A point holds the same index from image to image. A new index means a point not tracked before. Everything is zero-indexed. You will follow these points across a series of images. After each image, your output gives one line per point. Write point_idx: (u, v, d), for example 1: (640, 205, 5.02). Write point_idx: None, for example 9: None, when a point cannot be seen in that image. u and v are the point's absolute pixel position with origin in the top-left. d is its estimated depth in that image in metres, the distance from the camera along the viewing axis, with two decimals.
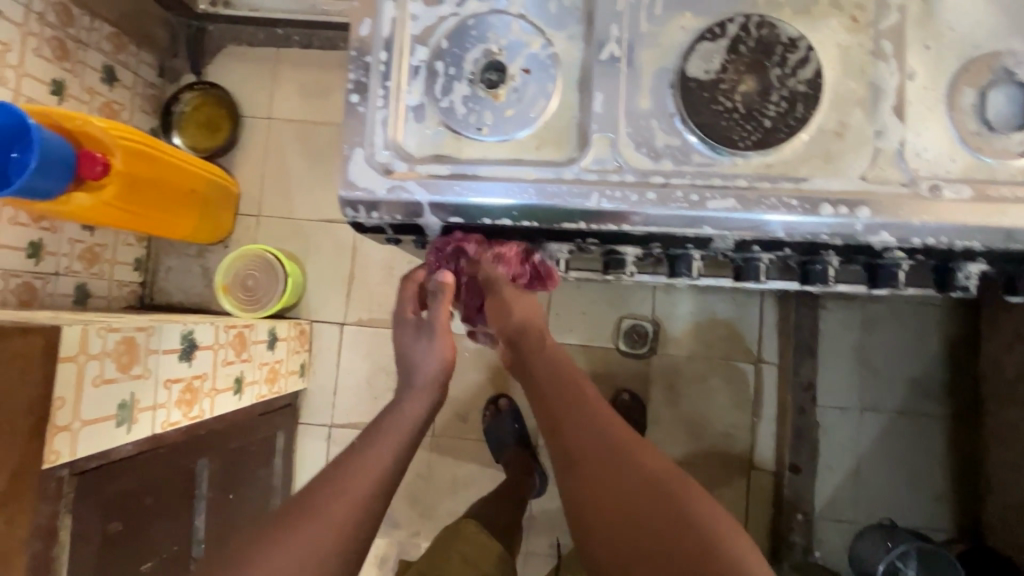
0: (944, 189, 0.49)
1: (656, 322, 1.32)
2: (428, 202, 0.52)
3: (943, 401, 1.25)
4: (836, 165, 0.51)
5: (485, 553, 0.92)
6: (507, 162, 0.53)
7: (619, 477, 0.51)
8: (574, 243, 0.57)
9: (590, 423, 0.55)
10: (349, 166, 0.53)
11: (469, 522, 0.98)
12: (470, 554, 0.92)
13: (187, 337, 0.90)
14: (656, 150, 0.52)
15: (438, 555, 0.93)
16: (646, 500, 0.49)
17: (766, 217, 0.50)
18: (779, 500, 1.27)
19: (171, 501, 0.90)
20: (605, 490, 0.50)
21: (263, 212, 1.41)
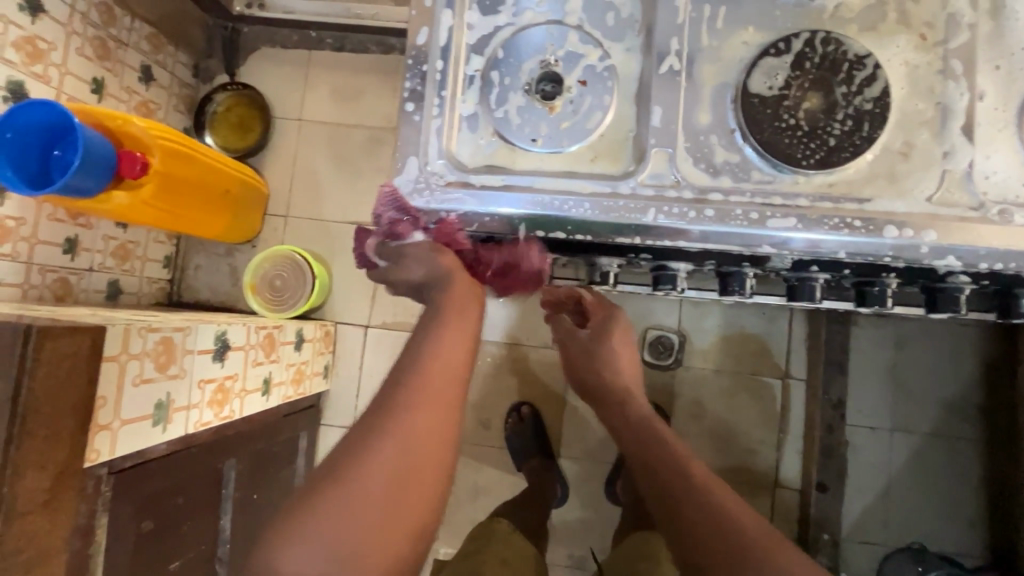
0: (1014, 214, 0.48)
1: (683, 334, 1.31)
2: (479, 212, 0.52)
3: (976, 423, 1.23)
4: (901, 186, 0.49)
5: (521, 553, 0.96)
6: (562, 174, 0.52)
7: (710, 518, 0.53)
8: (625, 258, 0.56)
9: (677, 463, 0.59)
10: (403, 175, 0.53)
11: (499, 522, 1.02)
12: (507, 553, 0.95)
13: (221, 337, 0.91)
14: (714, 166, 0.51)
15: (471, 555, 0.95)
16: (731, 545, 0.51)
17: (828, 237, 0.48)
18: (805, 520, 1.25)
19: (200, 501, 0.90)
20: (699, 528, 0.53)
21: (291, 212, 1.42)
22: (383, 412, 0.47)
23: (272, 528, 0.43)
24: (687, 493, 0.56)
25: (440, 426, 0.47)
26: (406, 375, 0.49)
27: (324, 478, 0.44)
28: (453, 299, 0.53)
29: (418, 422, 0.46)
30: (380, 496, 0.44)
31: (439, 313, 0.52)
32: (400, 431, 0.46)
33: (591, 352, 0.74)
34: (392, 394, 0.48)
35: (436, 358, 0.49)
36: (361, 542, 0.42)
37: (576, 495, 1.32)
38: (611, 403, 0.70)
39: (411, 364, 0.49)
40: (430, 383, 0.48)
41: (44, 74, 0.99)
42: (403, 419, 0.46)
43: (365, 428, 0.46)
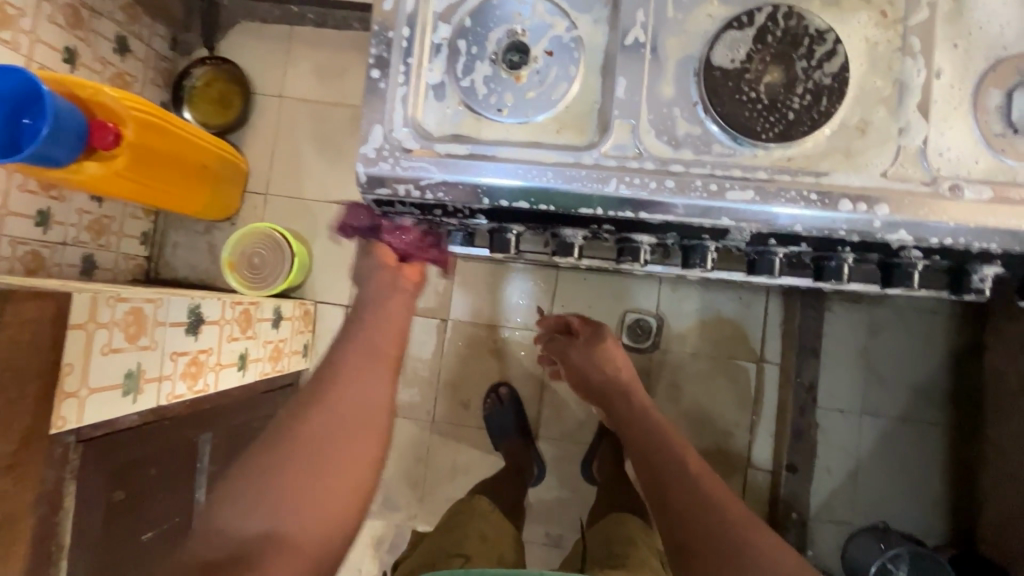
0: (965, 190, 0.49)
1: (661, 317, 1.33)
2: (444, 181, 0.52)
3: (941, 406, 1.26)
4: (857, 161, 0.50)
5: (502, 532, 0.98)
6: (526, 145, 0.52)
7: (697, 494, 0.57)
8: (589, 229, 0.56)
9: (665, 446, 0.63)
10: (368, 142, 0.52)
11: (481, 500, 1.04)
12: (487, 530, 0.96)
13: (194, 311, 0.90)
14: (677, 139, 0.51)
15: (451, 526, 0.97)
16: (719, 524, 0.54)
17: (782, 210, 0.49)
18: (775, 500, 1.27)
19: (172, 475, 0.91)
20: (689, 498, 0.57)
21: (271, 190, 1.40)
22: (316, 396, 0.59)
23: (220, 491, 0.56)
24: (679, 481, 0.59)
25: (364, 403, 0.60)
26: (333, 371, 0.61)
27: (264, 449, 0.57)
28: (383, 306, 0.65)
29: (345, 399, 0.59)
30: (316, 461, 0.56)
31: (368, 318, 0.64)
32: (329, 407, 0.58)
33: (590, 358, 0.81)
34: (321, 385, 0.60)
35: (362, 350, 0.62)
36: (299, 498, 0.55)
37: (553, 475, 1.34)
38: (615, 396, 0.75)
39: (339, 361, 0.61)
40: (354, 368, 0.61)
41: (13, 41, 0.96)
42: (330, 398, 0.59)
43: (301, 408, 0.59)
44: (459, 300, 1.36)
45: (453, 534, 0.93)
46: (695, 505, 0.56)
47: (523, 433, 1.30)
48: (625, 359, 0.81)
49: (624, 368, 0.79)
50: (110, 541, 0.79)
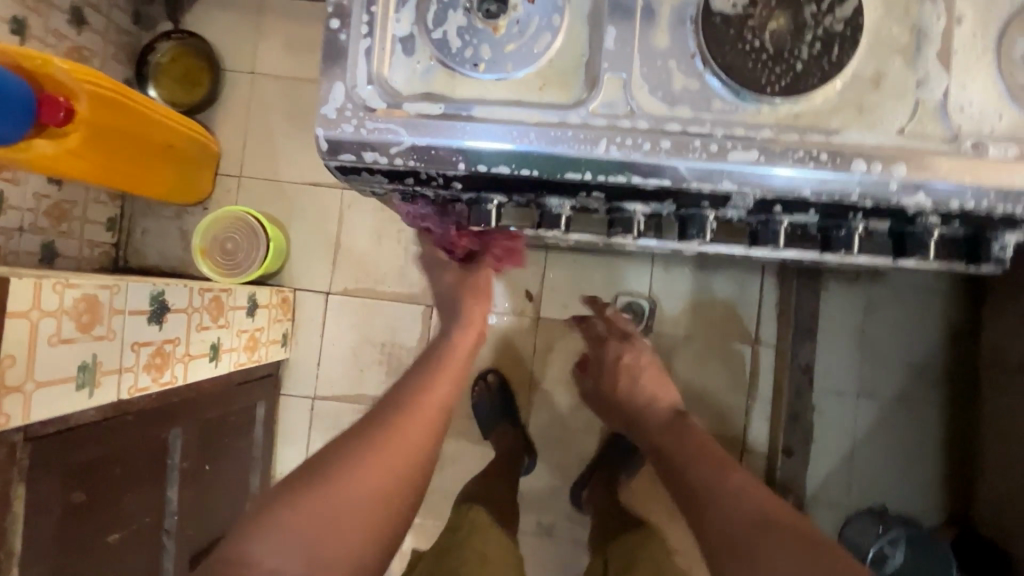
0: (989, 147, 0.45)
1: (654, 300, 1.29)
2: (414, 146, 0.46)
3: (940, 386, 1.24)
4: (871, 117, 0.45)
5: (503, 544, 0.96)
6: (506, 103, 0.47)
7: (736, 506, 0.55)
8: (576, 199, 0.51)
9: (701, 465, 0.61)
10: (328, 102, 0.47)
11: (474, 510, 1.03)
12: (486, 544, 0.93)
13: (157, 298, 0.84)
14: (673, 95, 0.46)
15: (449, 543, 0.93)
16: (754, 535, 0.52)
17: (790, 171, 0.45)
18: (771, 484, 1.25)
19: (139, 473, 0.86)
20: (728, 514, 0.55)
21: (245, 172, 1.34)
22: (362, 437, 0.61)
23: (249, 517, 0.56)
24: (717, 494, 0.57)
25: (411, 462, 0.61)
26: (388, 417, 0.63)
27: (300, 480, 0.57)
28: (446, 354, 0.74)
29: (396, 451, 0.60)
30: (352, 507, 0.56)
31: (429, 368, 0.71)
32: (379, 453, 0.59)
33: (634, 382, 0.80)
34: (372, 427, 0.62)
35: (419, 405, 0.64)
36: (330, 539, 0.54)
37: (545, 464, 1.30)
38: (642, 412, 0.76)
39: (392, 409, 0.64)
40: (406, 421, 0.63)
41: None
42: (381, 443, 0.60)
43: (343, 446, 0.60)
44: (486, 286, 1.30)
45: (455, 556, 0.89)
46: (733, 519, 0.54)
47: (511, 421, 1.27)
48: (657, 377, 0.81)
49: (661, 392, 0.79)
50: (70, 546, 0.74)
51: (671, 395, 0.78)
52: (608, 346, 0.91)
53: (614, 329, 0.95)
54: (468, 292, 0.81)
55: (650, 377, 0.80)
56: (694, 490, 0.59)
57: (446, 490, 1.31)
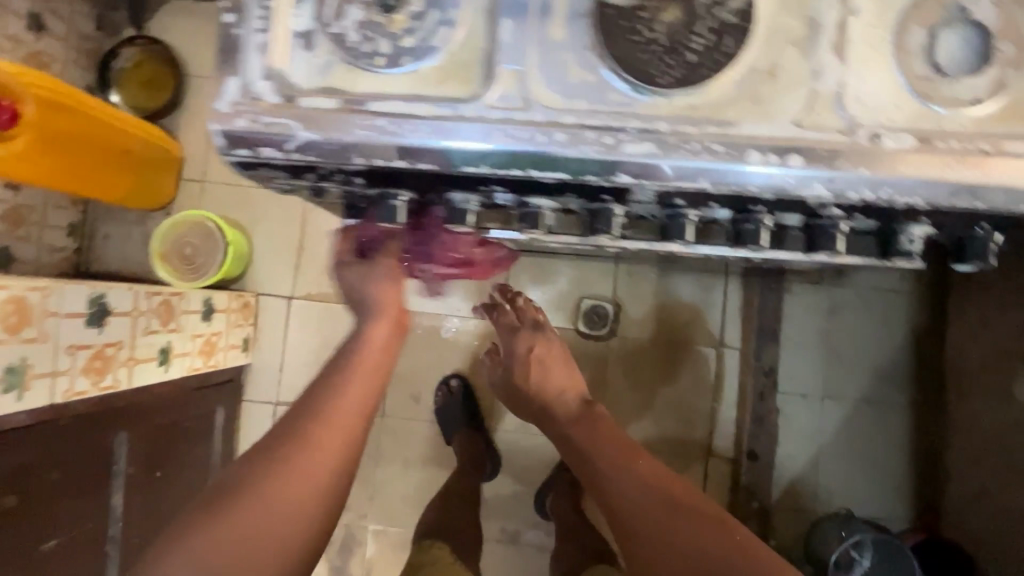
0: (884, 138, 0.45)
1: (618, 303, 1.28)
2: (309, 140, 0.46)
3: (906, 388, 1.23)
4: (767, 108, 0.45)
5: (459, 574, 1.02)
6: (404, 97, 0.47)
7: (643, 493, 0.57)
8: (480, 193, 0.50)
9: (612, 453, 0.61)
10: (221, 97, 0.46)
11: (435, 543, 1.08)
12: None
13: (97, 301, 0.84)
14: (568, 87, 0.46)
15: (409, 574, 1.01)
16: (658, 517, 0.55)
17: (686, 164, 0.44)
18: (736, 488, 1.23)
19: (80, 477, 0.85)
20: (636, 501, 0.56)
21: (207, 177, 1.33)
22: (280, 447, 0.57)
23: (165, 535, 0.53)
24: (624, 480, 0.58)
25: (333, 466, 0.57)
26: (304, 422, 0.58)
27: (235, 480, 0.55)
28: (358, 349, 0.63)
29: (316, 459, 0.57)
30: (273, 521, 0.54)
31: (346, 364, 0.62)
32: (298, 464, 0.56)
33: (544, 375, 0.75)
34: (295, 425, 0.58)
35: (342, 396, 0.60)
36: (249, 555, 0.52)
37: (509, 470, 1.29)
38: (550, 402, 0.73)
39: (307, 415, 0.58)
40: (323, 429, 0.58)
41: None
42: (300, 452, 0.56)
43: (260, 460, 0.56)
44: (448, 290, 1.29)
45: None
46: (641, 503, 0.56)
47: (474, 426, 1.26)
48: (566, 369, 0.76)
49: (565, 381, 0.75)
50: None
51: (576, 381, 0.75)
52: (519, 337, 0.82)
53: (525, 319, 0.85)
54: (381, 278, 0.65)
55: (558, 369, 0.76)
56: (595, 477, 0.60)
57: (409, 497, 1.29)
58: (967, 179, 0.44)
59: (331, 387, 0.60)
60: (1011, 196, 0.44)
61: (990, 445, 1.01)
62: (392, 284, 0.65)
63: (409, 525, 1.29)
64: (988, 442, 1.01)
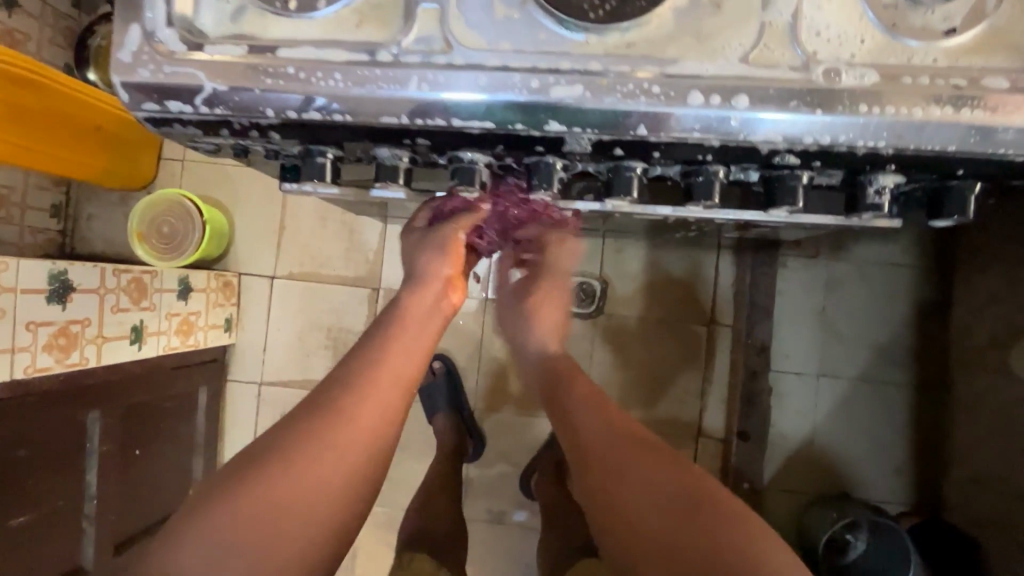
0: (844, 74, 0.40)
1: (605, 280, 1.23)
2: (215, 91, 0.43)
3: (907, 366, 1.17)
4: (711, 45, 0.41)
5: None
6: (317, 43, 0.43)
7: (608, 428, 0.59)
8: (406, 148, 0.47)
9: (585, 396, 0.64)
10: (122, 46, 0.43)
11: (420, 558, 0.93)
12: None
13: (57, 277, 0.83)
14: (491, 27, 0.42)
15: None
16: (615, 450, 0.56)
17: (619, 107, 0.40)
18: (726, 469, 1.20)
19: (49, 455, 0.85)
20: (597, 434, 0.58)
21: (188, 156, 1.32)
22: (312, 424, 0.50)
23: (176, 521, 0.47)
24: (591, 416, 0.60)
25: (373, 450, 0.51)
26: (341, 399, 0.51)
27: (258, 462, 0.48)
28: (399, 314, 0.57)
29: (355, 438, 0.50)
30: (306, 508, 0.48)
31: (388, 328, 0.56)
32: (338, 437, 0.50)
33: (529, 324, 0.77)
34: (331, 400, 0.51)
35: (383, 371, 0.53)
36: (276, 546, 0.46)
37: (494, 451, 1.27)
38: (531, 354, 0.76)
39: (344, 388, 0.52)
40: (363, 407, 0.51)
41: None
42: (335, 432, 0.50)
43: (290, 439, 0.49)
44: None
45: None
46: (603, 434, 0.58)
47: (457, 408, 1.23)
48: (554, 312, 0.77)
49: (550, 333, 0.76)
50: None
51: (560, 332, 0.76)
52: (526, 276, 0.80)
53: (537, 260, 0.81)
54: (439, 250, 0.59)
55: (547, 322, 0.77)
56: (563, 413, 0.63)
57: (394, 477, 1.28)
58: (937, 119, 0.39)
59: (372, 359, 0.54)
60: (986, 138, 0.39)
61: (992, 424, 0.95)
62: (443, 257, 0.60)
63: (394, 504, 1.28)
64: (990, 421, 0.96)
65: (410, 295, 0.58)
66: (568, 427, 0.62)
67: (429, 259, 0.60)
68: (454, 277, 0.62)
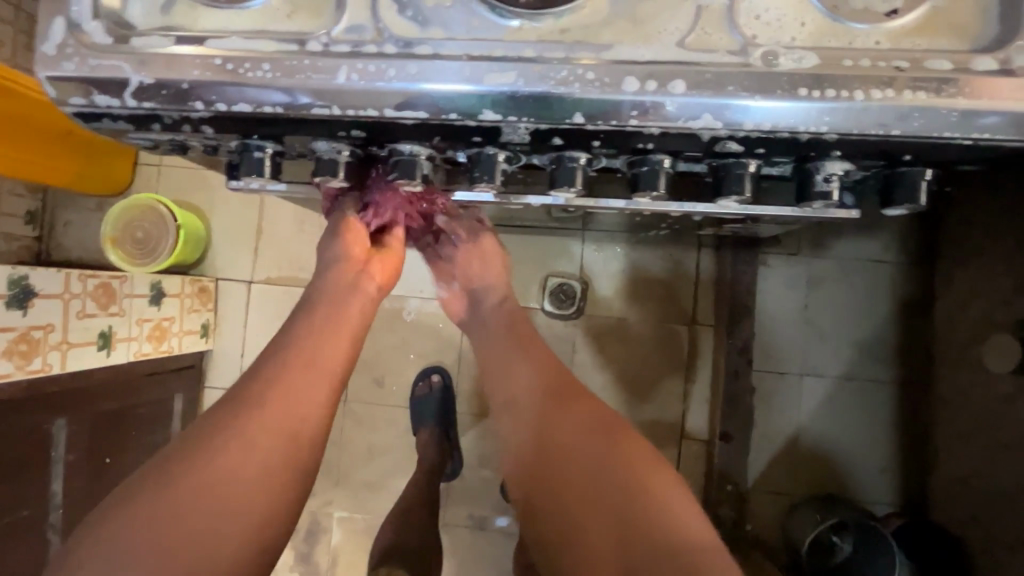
0: (782, 57, 0.38)
1: (586, 280, 1.22)
2: (140, 84, 0.42)
3: (890, 363, 1.16)
4: (646, 30, 0.40)
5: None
6: (247, 34, 0.42)
7: (545, 383, 0.62)
8: (345, 141, 0.46)
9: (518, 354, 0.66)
10: (46, 38, 0.42)
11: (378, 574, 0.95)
12: None
13: (18, 282, 0.81)
14: (424, 15, 0.41)
15: None
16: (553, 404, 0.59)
17: (553, 94, 0.39)
18: (710, 471, 1.18)
19: (11, 464, 0.84)
20: (535, 389, 0.61)
21: (164, 161, 1.31)
22: (227, 416, 0.53)
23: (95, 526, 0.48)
24: (529, 373, 0.63)
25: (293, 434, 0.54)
26: (257, 390, 0.55)
27: (178, 459, 0.51)
28: (310, 306, 0.63)
29: (272, 423, 0.54)
30: (227, 496, 0.49)
31: (303, 322, 0.61)
32: (256, 423, 0.53)
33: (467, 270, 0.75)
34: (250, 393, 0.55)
35: (299, 360, 0.57)
36: (196, 540, 0.47)
37: (475, 455, 1.25)
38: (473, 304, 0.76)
39: (254, 383, 0.55)
40: (277, 396, 0.55)
41: None
42: (252, 418, 0.53)
43: (208, 434, 0.52)
44: (411, 270, 1.25)
45: None
46: (541, 393, 0.61)
47: (444, 424, 1.21)
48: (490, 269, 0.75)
49: (495, 293, 0.75)
50: None
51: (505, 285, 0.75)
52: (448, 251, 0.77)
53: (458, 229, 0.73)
54: (337, 233, 0.65)
55: (493, 292, 0.75)
56: (501, 368, 0.66)
57: (374, 483, 1.27)
58: (879, 102, 0.38)
59: (287, 352, 0.58)
60: (930, 122, 0.38)
61: (973, 422, 0.94)
62: (339, 239, 0.65)
63: (374, 511, 1.26)
64: (971, 418, 0.94)
65: (317, 279, 0.65)
66: (506, 378, 0.64)
67: (330, 242, 0.65)
68: (360, 259, 0.67)
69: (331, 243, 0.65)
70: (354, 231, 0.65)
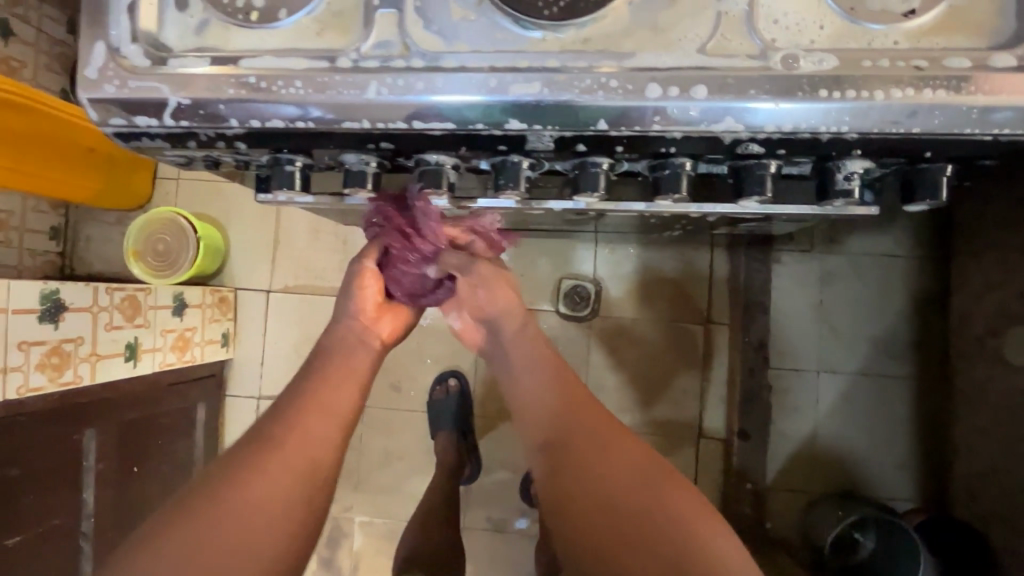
0: (802, 60, 0.39)
1: (599, 282, 1.22)
2: (177, 103, 0.43)
3: (908, 358, 1.15)
4: (667, 37, 0.41)
5: None
6: (279, 52, 0.44)
7: (571, 413, 0.59)
8: (373, 153, 0.47)
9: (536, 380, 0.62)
10: (87, 62, 0.43)
11: None
12: None
13: (50, 296, 0.84)
14: (449, 29, 0.42)
15: None
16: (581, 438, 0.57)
17: (577, 102, 0.40)
18: (728, 469, 1.18)
19: (44, 474, 0.86)
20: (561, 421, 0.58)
21: (182, 174, 1.33)
22: (244, 454, 0.53)
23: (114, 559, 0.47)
24: (553, 401, 0.60)
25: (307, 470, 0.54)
26: (274, 428, 0.55)
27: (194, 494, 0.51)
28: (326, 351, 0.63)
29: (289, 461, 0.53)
30: (242, 534, 0.49)
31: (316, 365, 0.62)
32: (271, 461, 0.53)
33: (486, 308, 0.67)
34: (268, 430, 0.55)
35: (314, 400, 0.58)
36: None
37: (493, 458, 1.26)
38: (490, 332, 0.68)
39: (274, 422, 0.56)
40: (292, 434, 0.55)
41: None
42: (267, 455, 0.53)
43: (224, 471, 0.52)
44: None
45: None
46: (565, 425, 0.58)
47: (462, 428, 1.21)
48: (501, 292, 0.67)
49: (512, 317, 0.66)
50: None
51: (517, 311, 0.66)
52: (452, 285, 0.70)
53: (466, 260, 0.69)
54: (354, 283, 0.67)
55: (507, 316, 0.66)
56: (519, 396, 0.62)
57: (394, 487, 1.28)
58: (898, 100, 0.38)
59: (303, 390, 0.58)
60: (950, 119, 0.38)
61: (993, 415, 0.93)
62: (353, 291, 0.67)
63: (395, 515, 1.27)
64: (991, 412, 0.94)
65: (331, 330, 0.66)
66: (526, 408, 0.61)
67: (344, 298, 0.68)
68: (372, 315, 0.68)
69: (347, 297, 0.67)
70: (369, 282, 0.67)
